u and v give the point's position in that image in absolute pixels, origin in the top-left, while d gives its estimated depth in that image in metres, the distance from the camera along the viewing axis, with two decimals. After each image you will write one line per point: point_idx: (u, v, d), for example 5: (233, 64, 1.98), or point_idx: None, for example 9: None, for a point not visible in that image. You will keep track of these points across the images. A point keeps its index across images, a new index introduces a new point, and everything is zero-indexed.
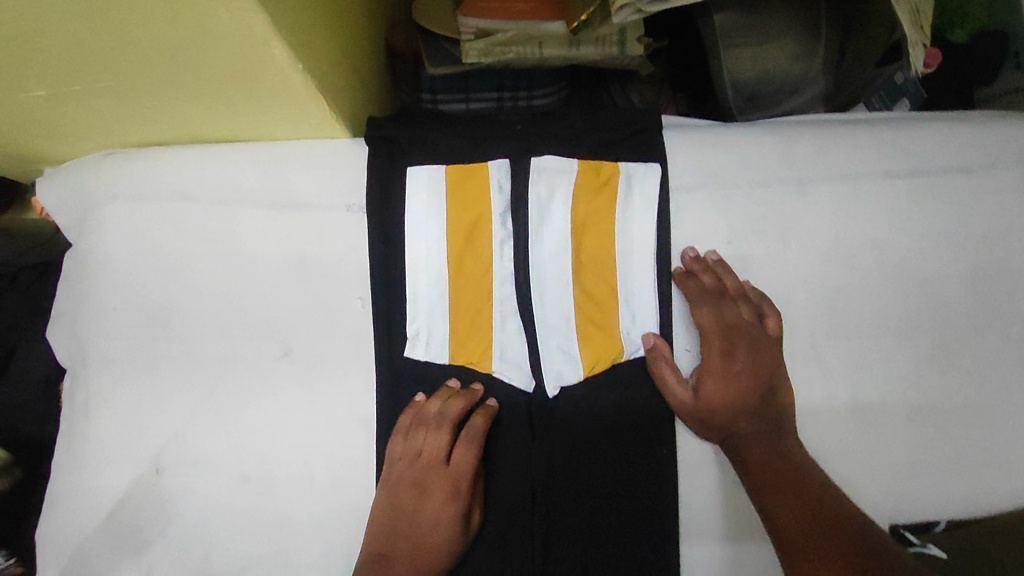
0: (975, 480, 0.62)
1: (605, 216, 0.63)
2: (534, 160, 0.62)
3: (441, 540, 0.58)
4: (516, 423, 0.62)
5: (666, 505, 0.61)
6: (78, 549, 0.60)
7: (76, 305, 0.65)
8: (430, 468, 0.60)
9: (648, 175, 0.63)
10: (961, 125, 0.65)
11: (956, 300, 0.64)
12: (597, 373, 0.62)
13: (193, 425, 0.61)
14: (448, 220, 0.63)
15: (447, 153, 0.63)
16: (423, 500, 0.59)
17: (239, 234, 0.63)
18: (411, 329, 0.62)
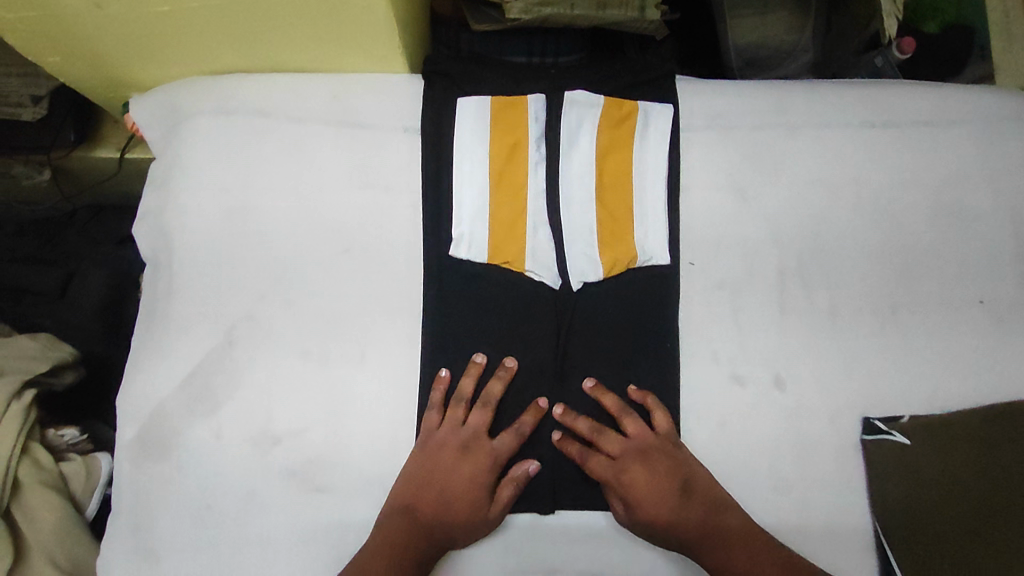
0: (929, 379, 0.73)
1: (625, 144, 0.73)
2: (567, 93, 0.73)
3: (461, 505, 0.66)
4: (543, 314, 0.71)
5: (667, 386, 0.72)
6: (158, 407, 0.69)
7: (160, 203, 0.74)
8: (467, 441, 0.68)
9: (662, 113, 0.74)
10: (923, 88, 0.78)
11: (920, 231, 0.75)
12: (613, 275, 0.72)
13: (263, 305, 0.70)
14: (491, 141, 0.72)
15: (492, 86, 0.73)
16: (458, 466, 0.68)
17: (309, 146, 0.73)
18: (456, 233, 0.72)
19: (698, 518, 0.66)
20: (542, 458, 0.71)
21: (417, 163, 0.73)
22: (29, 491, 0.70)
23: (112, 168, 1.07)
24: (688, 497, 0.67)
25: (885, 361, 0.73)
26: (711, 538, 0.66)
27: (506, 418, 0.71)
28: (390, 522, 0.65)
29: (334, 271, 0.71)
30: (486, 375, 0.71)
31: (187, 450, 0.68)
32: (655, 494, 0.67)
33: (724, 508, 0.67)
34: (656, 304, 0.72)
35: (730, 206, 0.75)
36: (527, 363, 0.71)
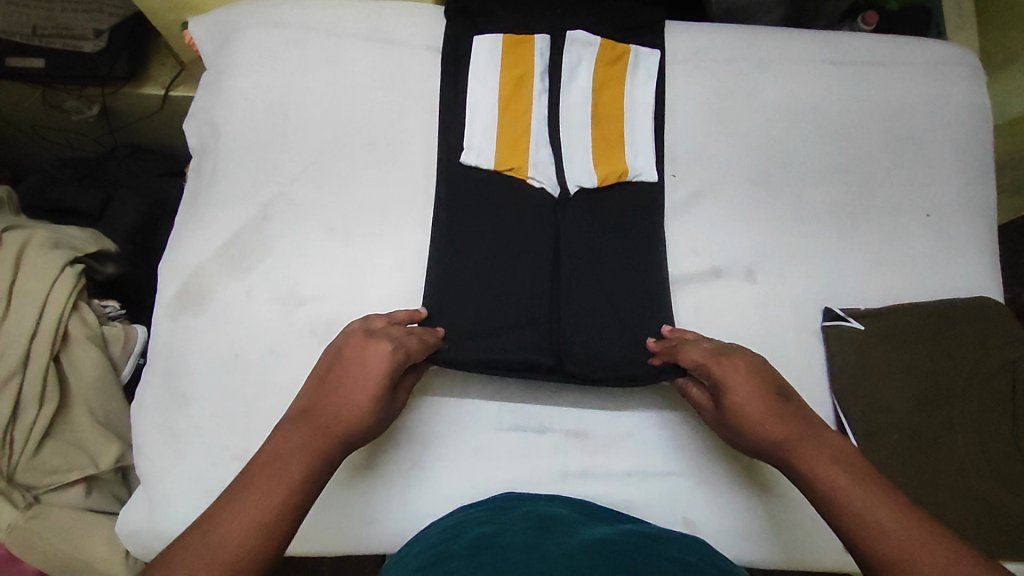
0: (883, 279, 0.82)
1: (618, 83, 0.84)
2: (568, 33, 0.84)
3: (355, 408, 0.62)
4: (543, 212, 0.80)
5: (657, 281, 0.79)
6: (197, 266, 0.77)
7: (211, 101, 0.84)
8: (373, 356, 0.64)
9: (650, 58, 0.85)
10: (879, 37, 0.90)
11: (877, 153, 0.85)
12: (606, 185, 0.81)
13: (296, 186, 0.80)
14: (500, 72, 0.83)
15: (504, 29, 0.84)
16: (364, 357, 0.64)
17: (344, 57, 0.84)
18: (466, 143, 0.81)
19: (796, 425, 0.60)
20: (543, 336, 0.76)
21: (436, 76, 0.84)
22: (76, 344, 0.78)
23: (155, 107, 1.18)
24: (782, 406, 0.62)
25: (844, 261, 0.82)
26: (810, 449, 0.59)
27: (505, 305, 0.77)
28: (291, 421, 0.60)
29: (360, 159, 0.81)
30: (490, 260, 0.78)
31: (222, 305, 0.76)
32: (742, 390, 0.63)
33: (819, 429, 0.61)
34: (645, 211, 0.81)
35: (708, 125, 0.85)
36: (529, 253, 0.78)
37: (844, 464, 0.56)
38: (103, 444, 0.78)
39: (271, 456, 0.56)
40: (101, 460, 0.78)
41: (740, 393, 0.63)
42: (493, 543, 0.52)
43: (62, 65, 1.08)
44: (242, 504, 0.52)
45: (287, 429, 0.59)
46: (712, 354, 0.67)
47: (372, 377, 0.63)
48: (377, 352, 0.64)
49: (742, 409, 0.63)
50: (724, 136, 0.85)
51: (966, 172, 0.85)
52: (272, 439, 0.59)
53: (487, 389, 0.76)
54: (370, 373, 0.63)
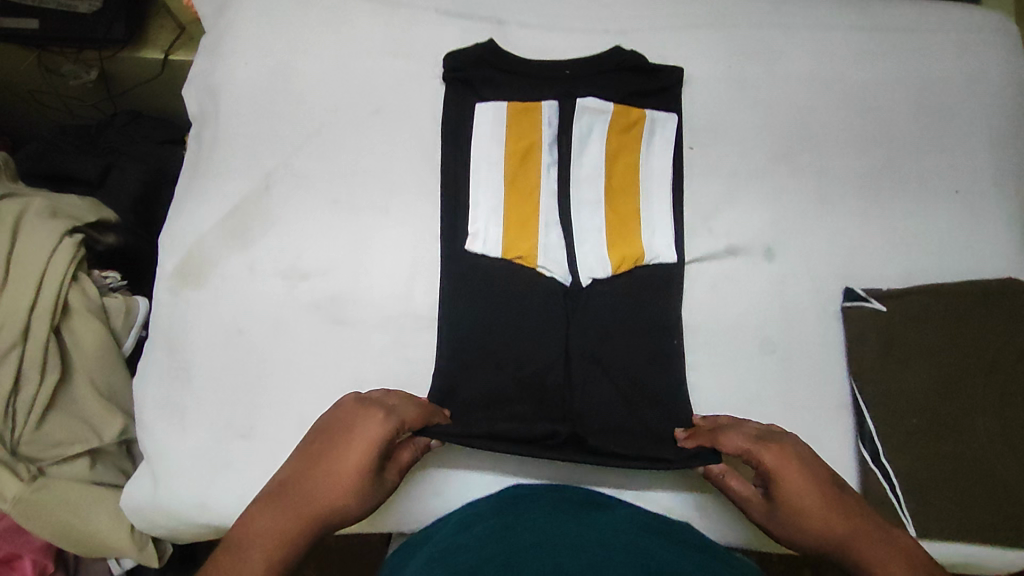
0: (907, 260, 0.79)
1: (632, 151, 0.78)
2: (579, 100, 0.77)
3: (334, 492, 0.56)
4: (553, 310, 0.75)
5: (675, 384, 0.73)
6: (198, 240, 0.75)
7: (210, 67, 0.81)
8: (364, 428, 0.58)
9: (667, 121, 0.79)
10: (912, 3, 0.85)
11: (905, 127, 0.81)
12: (622, 273, 0.76)
13: (298, 157, 0.77)
14: (505, 146, 0.77)
15: (510, 92, 0.78)
16: (353, 429, 0.58)
17: (348, 19, 0.80)
18: (471, 228, 0.76)
19: (855, 527, 0.58)
20: None
21: (444, 39, 0.80)
22: (77, 316, 0.76)
23: (154, 72, 1.15)
24: (834, 500, 0.60)
25: (868, 239, 0.79)
26: (873, 553, 0.56)
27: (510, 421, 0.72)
28: (260, 504, 0.55)
29: (365, 128, 0.78)
30: (493, 365, 0.73)
31: (224, 280, 0.74)
32: (799, 484, 0.60)
33: (876, 530, 0.58)
34: (662, 309, 0.75)
35: (729, 96, 0.81)
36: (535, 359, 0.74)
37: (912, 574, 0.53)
38: (106, 417, 0.77)
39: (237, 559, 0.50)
40: (105, 433, 0.77)
41: (793, 490, 0.60)
42: (504, 533, 0.50)
43: (57, 26, 1.05)
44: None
45: (253, 521, 0.53)
46: (759, 438, 0.64)
47: (358, 455, 0.57)
48: (371, 424, 0.59)
49: (799, 508, 0.60)
50: (744, 108, 0.81)
51: (998, 148, 0.81)
52: (236, 532, 0.53)
53: (486, 461, 0.71)
54: (357, 451, 0.57)
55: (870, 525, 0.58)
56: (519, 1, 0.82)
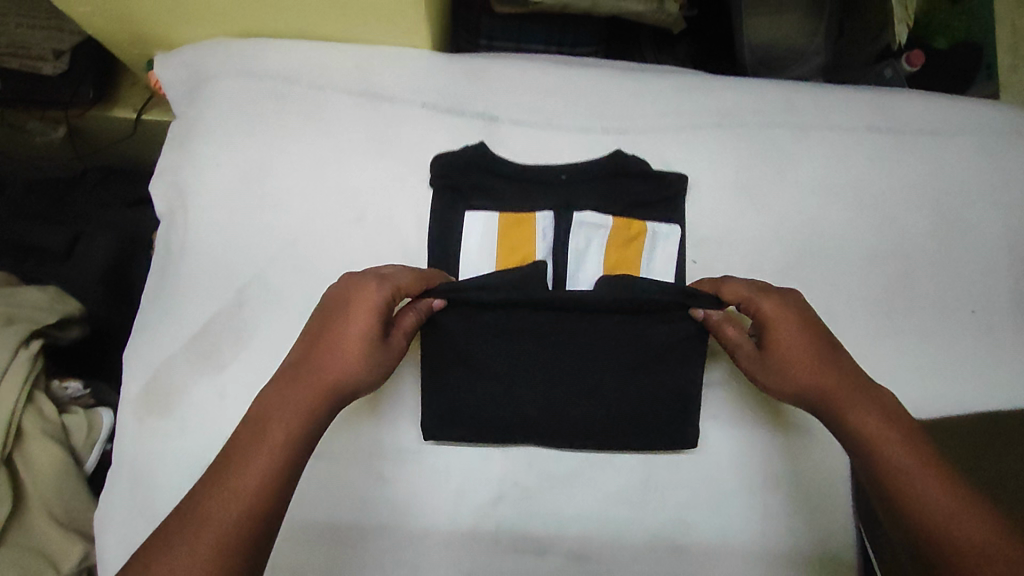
0: (926, 383, 0.73)
1: (633, 267, 0.73)
2: (575, 214, 0.72)
3: (342, 366, 0.56)
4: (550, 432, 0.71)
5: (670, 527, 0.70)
6: (166, 362, 0.70)
7: (179, 163, 0.75)
8: (364, 296, 0.57)
9: (669, 235, 0.73)
10: (933, 101, 0.80)
11: (919, 240, 0.77)
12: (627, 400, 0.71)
13: (273, 269, 0.71)
14: (496, 263, 0.72)
15: (502, 203, 0.73)
16: (352, 301, 0.57)
17: (328, 116, 0.74)
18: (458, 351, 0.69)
19: (849, 386, 0.58)
20: None
21: (432, 140, 0.74)
22: (34, 439, 0.71)
23: (126, 131, 1.08)
24: (829, 356, 0.60)
25: (881, 358, 0.74)
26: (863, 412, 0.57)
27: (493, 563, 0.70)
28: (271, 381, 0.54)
29: (347, 239, 0.72)
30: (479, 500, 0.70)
31: (193, 405, 0.69)
32: (795, 349, 0.60)
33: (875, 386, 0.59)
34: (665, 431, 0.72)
35: (737, 204, 0.76)
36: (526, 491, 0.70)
37: (903, 440, 0.54)
38: (65, 546, 0.71)
39: (250, 442, 0.50)
40: (62, 564, 0.70)
41: (788, 347, 0.61)
42: None
43: (23, 88, 0.98)
44: (220, 500, 0.47)
45: (266, 397, 0.53)
46: (758, 287, 0.63)
47: (360, 329, 0.56)
48: (369, 292, 0.57)
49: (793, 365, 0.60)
50: (753, 217, 0.76)
51: (1017, 263, 0.77)
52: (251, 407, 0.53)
53: None
54: (358, 321, 0.57)
55: (859, 378, 0.59)
56: (513, 96, 0.76)
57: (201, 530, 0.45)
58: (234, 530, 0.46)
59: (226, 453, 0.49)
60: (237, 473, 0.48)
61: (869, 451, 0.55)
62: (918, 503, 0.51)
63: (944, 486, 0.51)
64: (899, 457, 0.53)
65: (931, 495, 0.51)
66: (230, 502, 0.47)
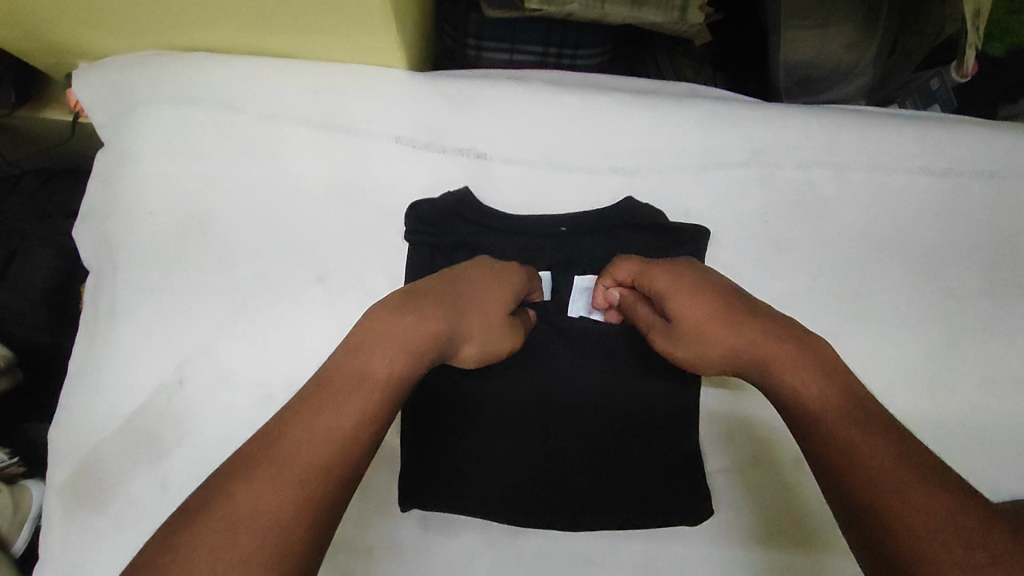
0: (988, 469, 0.62)
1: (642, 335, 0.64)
2: (576, 278, 0.63)
3: (475, 320, 0.50)
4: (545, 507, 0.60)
5: None
6: (94, 449, 0.59)
7: (107, 205, 0.63)
8: (509, 275, 0.55)
9: None
10: (993, 135, 0.69)
11: (975, 300, 0.66)
12: (635, 471, 0.62)
13: (221, 337, 0.60)
14: None
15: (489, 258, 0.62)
16: (494, 272, 0.54)
17: (285, 153, 0.63)
18: (442, 427, 0.60)
19: (772, 347, 0.49)
20: None
21: (409, 182, 0.64)
22: None
23: (61, 138, 0.94)
24: (739, 314, 0.51)
25: (945, 443, 0.63)
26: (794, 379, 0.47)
27: None
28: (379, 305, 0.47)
29: (306, 303, 0.61)
30: None
31: (129, 501, 0.58)
32: (695, 311, 0.52)
33: (806, 346, 0.48)
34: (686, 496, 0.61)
35: (766, 258, 0.65)
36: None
37: (852, 418, 0.43)
38: None
39: (355, 362, 0.42)
40: None
41: (694, 314, 0.52)
42: None
43: None
44: (307, 434, 0.38)
45: (377, 317, 0.45)
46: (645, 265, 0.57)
47: (495, 298, 0.52)
48: (514, 275, 0.55)
49: (695, 329, 0.52)
50: (785, 272, 0.65)
51: None
52: (356, 329, 0.45)
53: None
54: (494, 289, 0.53)
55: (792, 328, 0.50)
56: (505, 128, 0.65)
57: (301, 452, 0.37)
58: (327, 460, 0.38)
59: (330, 380, 0.41)
60: (342, 401, 0.40)
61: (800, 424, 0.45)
62: (860, 477, 0.40)
63: (879, 444, 0.41)
64: (836, 419, 0.43)
65: (869, 462, 0.40)
66: (322, 437, 0.38)
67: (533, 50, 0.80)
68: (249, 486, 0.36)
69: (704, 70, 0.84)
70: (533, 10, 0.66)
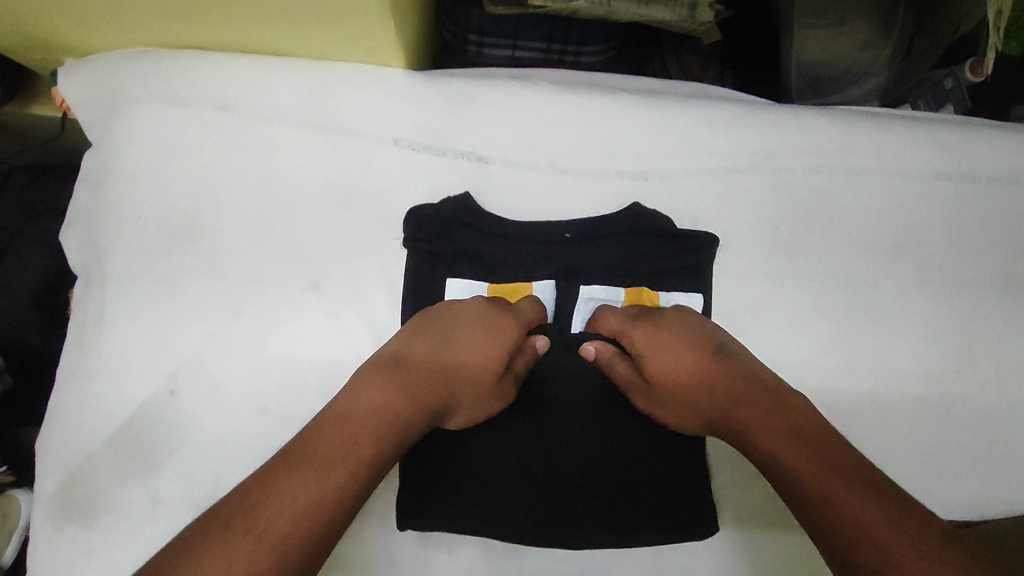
0: (1001, 482, 0.61)
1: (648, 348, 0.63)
2: (581, 286, 0.61)
3: (462, 382, 0.53)
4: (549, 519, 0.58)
5: None
6: (82, 462, 0.57)
7: (95, 209, 0.61)
8: (501, 323, 0.56)
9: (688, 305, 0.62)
10: (1011, 138, 0.67)
11: (991, 309, 0.64)
12: (643, 482, 0.60)
13: (213, 346, 0.58)
14: None
15: (491, 264, 0.61)
16: (486, 324, 0.56)
17: (280, 155, 0.61)
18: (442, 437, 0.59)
19: (745, 400, 0.51)
20: None
21: (408, 185, 0.61)
22: None
23: (52, 134, 0.91)
24: (716, 371, 0.54)
25: (958, 457, 0.61)
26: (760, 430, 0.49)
27: None
28: (372, 372, 0.50)
29: (301, 311, 0.59)
30: None
31: (117, 516, 0.56)
32: (673, 369, 0.56)
33: (783, 398, 0.51)
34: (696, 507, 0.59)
35: (777, 265, 0.63)
36: None
37: (820, 460, 0.45)
38: None
39: (341, 424, 0.45)
40: None
41: (672, 365, 0.56)
42: None
43: None
44: (291, 494, 0.40)
45: (367, 387, 0.48)
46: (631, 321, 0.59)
47: (484, 356, 0.55)
48: (506, 322, 0.56)
49: (675, 390, 0.56)
50: (796, 280, 0.63)
51: None
52: (348, 394, 0.48)
53: None
54: (483, 345, 0.55)
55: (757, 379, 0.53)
56: (508, 130, 0.63)
57: (281, 512, 0.39)
58: (307, 523, 0.39)
59: (315, 441, 0.43)
60: (328, 464, 0.42)
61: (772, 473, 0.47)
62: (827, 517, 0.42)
63: (846, 482, 0.43)
64: (806, 461, 0.45)
65: (834, 502, 0.42)
66: (305, 497, 0.40)
67: (536, 46, 0.77)
68: (224, 545, 0.37)
69: (712, 67, 0.82)
70: (537, 8, 0.64)
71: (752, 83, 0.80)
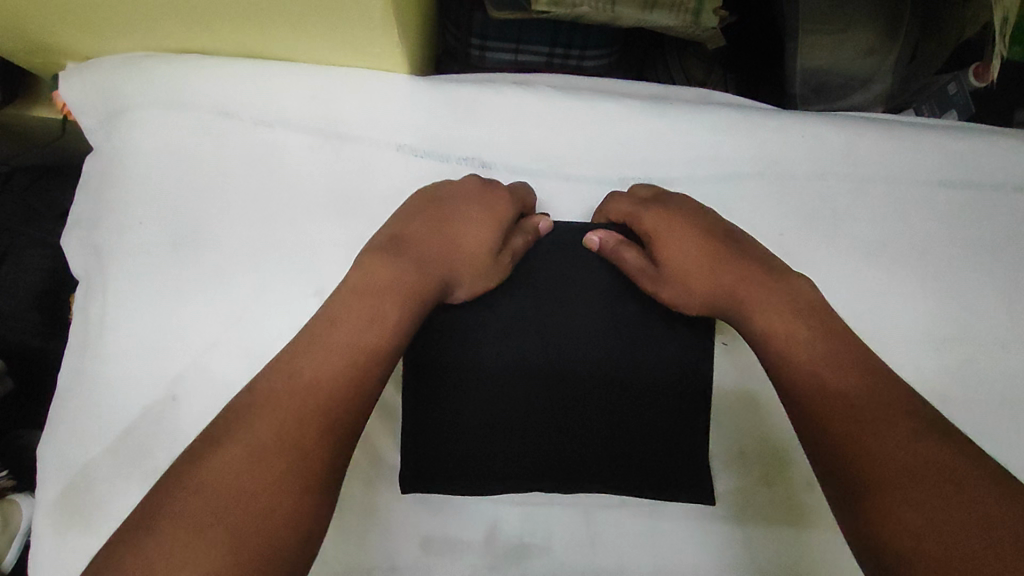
0: None
1: None
2: None
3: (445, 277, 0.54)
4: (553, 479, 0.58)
5: None
6: (84, 468, 0.57)
7: (97, 214, 0.61)
8: (482, 211, 0.56)
9: None
10: (1015, 145, 0.67)
11: (996, 317, 0.64)
12: (648, 447, 0.58)
13: (215, 351, 0.58)
14: None
15: None
16: (466, 221, 0.56)
17: (283, 160, 0.61)
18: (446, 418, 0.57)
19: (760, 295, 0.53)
20: None
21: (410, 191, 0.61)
22: None
23: (53, 136, 0.91)
24: (726, 264, 0.55)
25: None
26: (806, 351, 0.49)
27: None
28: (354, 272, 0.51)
29: (303, 317, 0.59)
30: None
31: (118, 522, 0.56)
32: (685, 257, 0.56)
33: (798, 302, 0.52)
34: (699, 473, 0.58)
35: None
36: None
37: (876, 399, 0.45)
38: None
39: (309, 346, 0.46)
40: None
41: (682, 257, 0.56)
42: None
43: None
44: (257, 429, 0.42)
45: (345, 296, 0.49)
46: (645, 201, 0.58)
47: (464, 253, 0.55)
48: (490, 213, 0.56)
49: (685, 274, 0.56)
50: None
51: None
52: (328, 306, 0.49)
53: None
54: (465, 238, 0.55)
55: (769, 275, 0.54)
56: (511, 136, 0.62)
57: (247, 447, 0.41)
58: (275, 449, 0.41)
59: (284, 369, 0.45)
60: (292, 389, 0.43)
61: (821, 407, 0.46)
62: (900, 469, 0.42)
63: (910, 433, 0.43)
64: (870, 404, 0.45)
65: (901, 455, 0.42)
66: (269, 431, 0.41)
67: (539, 51, 0.77)
68: (196, 483, 0.39)
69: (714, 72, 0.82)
70: (540, 13, 0.64)
71: (754, 88, 0.80)
